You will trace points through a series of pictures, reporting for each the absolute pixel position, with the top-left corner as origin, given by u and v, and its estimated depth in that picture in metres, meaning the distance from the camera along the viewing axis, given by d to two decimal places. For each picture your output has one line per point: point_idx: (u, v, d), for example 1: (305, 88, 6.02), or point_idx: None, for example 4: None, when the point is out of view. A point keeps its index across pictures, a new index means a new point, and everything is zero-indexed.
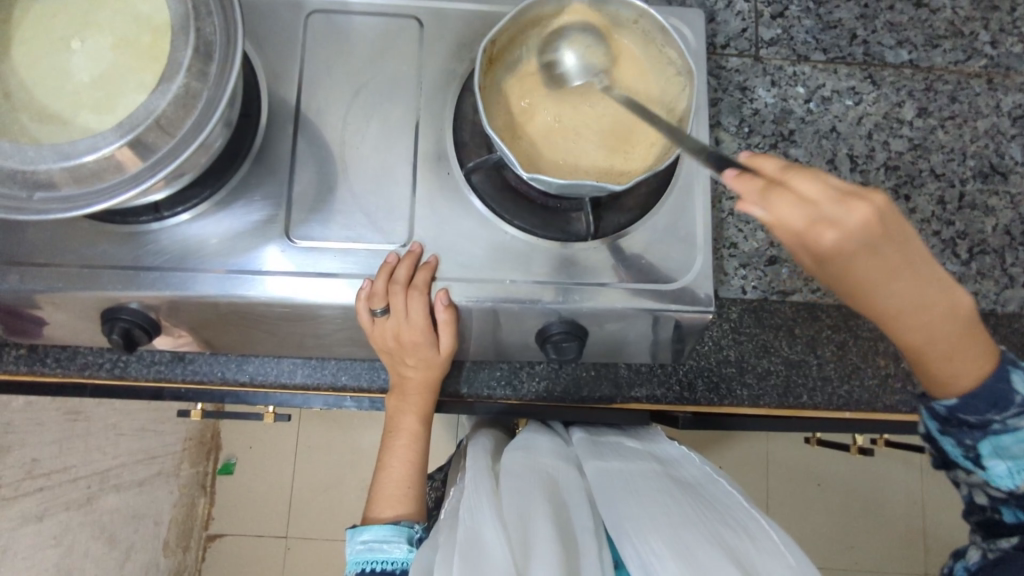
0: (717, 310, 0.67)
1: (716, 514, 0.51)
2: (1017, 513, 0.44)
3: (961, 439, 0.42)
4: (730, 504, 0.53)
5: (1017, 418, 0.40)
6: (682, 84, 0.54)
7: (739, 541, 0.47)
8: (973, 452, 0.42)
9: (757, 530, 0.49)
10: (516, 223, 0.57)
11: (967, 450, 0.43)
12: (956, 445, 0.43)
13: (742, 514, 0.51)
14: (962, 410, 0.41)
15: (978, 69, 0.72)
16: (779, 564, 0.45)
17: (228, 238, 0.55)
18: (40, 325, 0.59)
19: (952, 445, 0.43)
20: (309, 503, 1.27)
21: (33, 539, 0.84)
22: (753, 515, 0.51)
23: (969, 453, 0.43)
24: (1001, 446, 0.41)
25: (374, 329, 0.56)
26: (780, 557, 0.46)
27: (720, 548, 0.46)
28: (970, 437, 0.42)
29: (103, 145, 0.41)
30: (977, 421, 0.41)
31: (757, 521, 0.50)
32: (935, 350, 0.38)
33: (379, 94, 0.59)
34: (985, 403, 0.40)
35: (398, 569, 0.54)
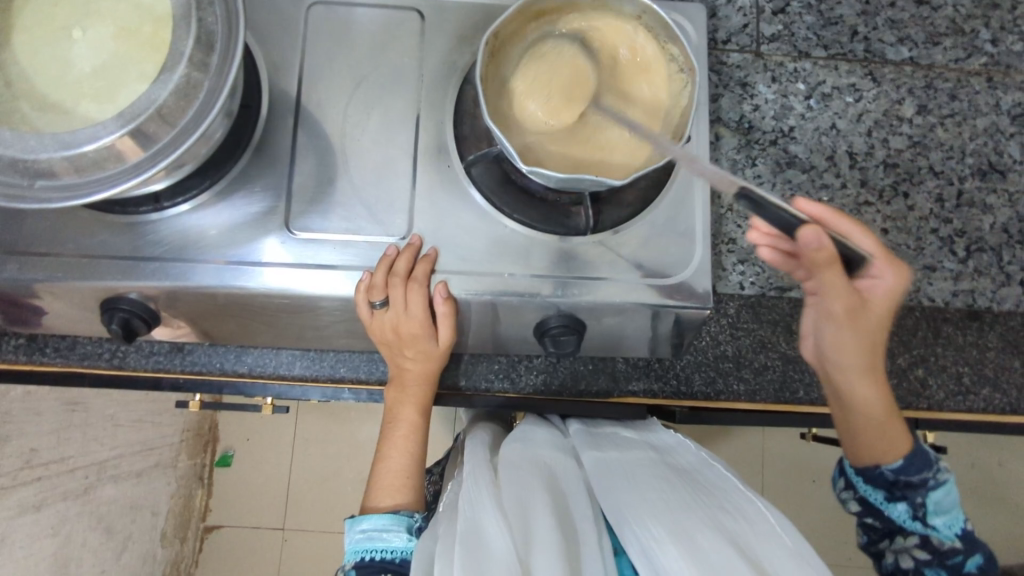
0: (715, 305, 0.67)
1: (712, 498, 0.51)
2: (939, 572, 0.54)
3: (912, 502, 0.54)
4: (726, 487, 0.53)
5: (943, 475, 0.54)
6: (683, 81, 0.54)
7: (735, 523, 0.48)
8: (920, 513, 0.54)
9: (753, 511, 0.50)
10: (515, 216, 0.57)
11: (915, 510, 0.54)
12: (907, 509, 0.55)
13: (737, 496, 0.52)
14: (906, 471, 0.54)
15: (978, 67, 0.72)
16: (776, 545, 0.46)
17: (229, 229, 0.55)
18: (39, 314, 0.59)
19: (904, 510, 0.55)
20: (306, 495, 1.27)
21: (31, 529, 0.84)
22: (747, 496, 0.52)
23: (916, 514, 0.54)
24: (937, 503, 0.54)
25: (373, 321, 0.57)
26: (776, 538, 0.47)
27: (718, 532, 0.46)
28: (918, 496, 0.54)
29: (103, 134, 0.41)
30: (919, 480, 0.54)
31: (754, 503, 0.51)
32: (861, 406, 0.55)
33: (380, 86, 0.59)
34: (920, 466, 0.54)
35: (398, 558, 0.54)
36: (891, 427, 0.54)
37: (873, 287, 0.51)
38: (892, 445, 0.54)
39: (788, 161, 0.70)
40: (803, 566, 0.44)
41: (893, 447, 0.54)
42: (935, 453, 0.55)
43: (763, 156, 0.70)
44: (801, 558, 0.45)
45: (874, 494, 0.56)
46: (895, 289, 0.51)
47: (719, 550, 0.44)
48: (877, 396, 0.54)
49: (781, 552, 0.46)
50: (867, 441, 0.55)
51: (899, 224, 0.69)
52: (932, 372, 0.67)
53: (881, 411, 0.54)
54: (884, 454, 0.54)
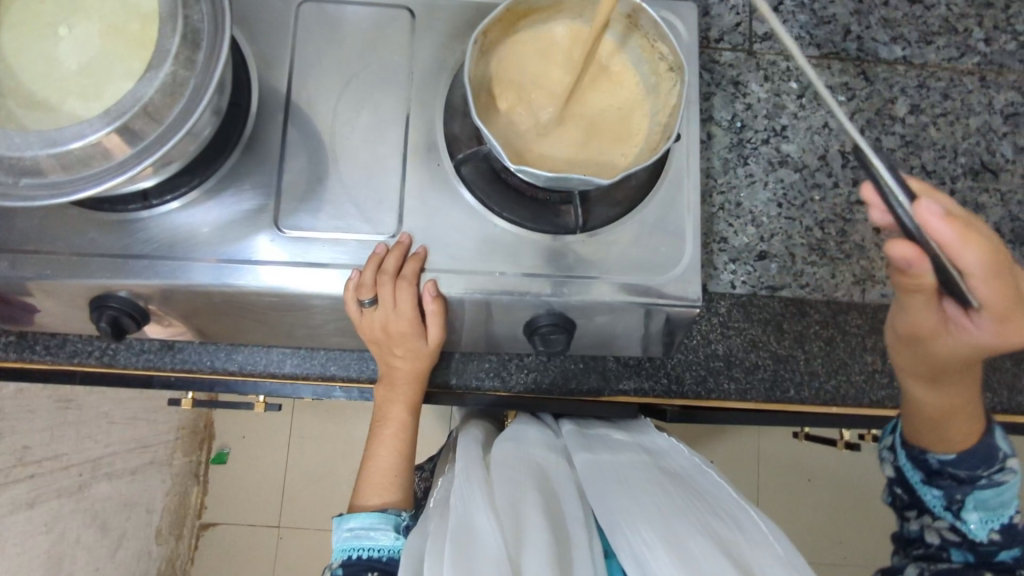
0: (705, 304, 0.67)
1: (705, 504, 0.51)
2: (965, 555, 0.52)
3: (950, 492, 0.53)
4: (719, 494, 0.53)
5: (1001, 476, 0.52)
6: (673, 79, 0.53)
7: (728, 531, 0.48)
8: (955, 505, 0.53)
9: (747, 521, 0.49)
10: (505, 215, 0.57)
11: (951, 501, 0.53)
12: (942, 496, 0.53)
13: (731, 504, 0.52)
14: (955, 464, 0.52)
15: (971, 67, 0.72)
16: (769, 554, 0.46)
17: (218, 226, 0.55)
18: (29, 312, 0.59)
19: (938, 496, 0.53)
20: (301, 492, 1.28)
21: (24, 526, 0.84)
22: (740, 504, 0.52)
23: (951, 505, 0.53)
24: (980, 501, 0.52)
25: (363, 319, 0.57)
26: (768, 546, 0.47)
27: (710, 539, 0.46)
28: (959, 490, 0.52)
29: (88, 132, 0.41)
30: (967, 475, 0.52)
31: (747, 511, 0.50)
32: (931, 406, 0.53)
33: (370, 84, 0.59)
34: (975, 463, 0.52)
35: (385, 556, 0.54)
36: (968, 422, 0.53)
37: (964, 322, 0.48)
38: (954, 442, 0.52)
39: (780, 160, 0.70)
40: None
41: (949, 443, 0.52)
42: (1004, 453, 0.52)
43: (755, 155, 0.70)
44: (793, 568, 0.45)
45: (912, 472, 0.55)
46: (982, 344, 0.48)
47: (711, 558, 0.44)
48: (959, 403, 0.52)
49: (774, 562, 0.46)
50: (931, 432, 0.53)
51: None
52: None
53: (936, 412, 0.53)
54: (937, 445, 0.53)
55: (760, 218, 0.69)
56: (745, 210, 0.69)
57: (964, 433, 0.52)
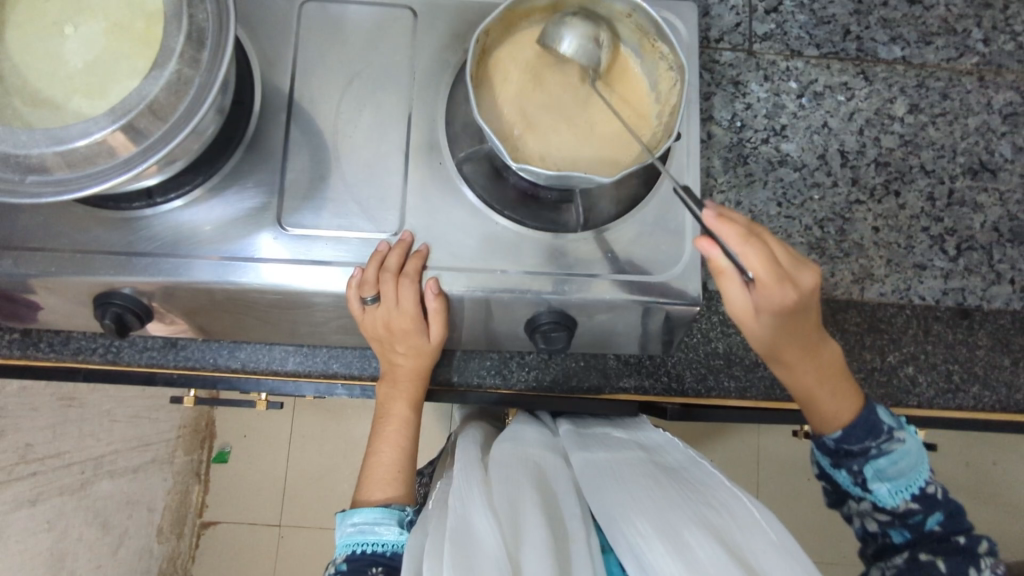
0: (706, 301, 0.69)
1: (698, 494, 0.52)
2: (903, 532, 0.53)
3: (851, 468, 0.53)
4: (712, 483, 0.54)
5: (888, 444, 0.52)
6: (673, 79, 0.54)
7: (722, 519, 0.49)
8: (860, 478, 0.53)
9: (740, 508, 0.50)
10: (506, 214, 0.57)
11: (856, 476, 0.53)
12: (848, 474, 0.53)
13: (723, 491, 0.52)
14: (847, 441, 0.53)
15: (970, 67, 0.72)
16: (764, 542, 0.47)
17: (222, 224, 0.56)
18: (34, 309, 0.59)
19: (845, 475, 0.54)
20: (302, 491, 1.28)
21: (27, 523, 0.85)
22: (733, 491, 0.52)
23: (858, 480, 0.53)
24: (879, 471, 0.52)
25: (365, 317, 0.57)
26: (762, 533, 0.48)
27: (704, 527, 0.47)
28: (856, 463, 0.53)
29: (95, 130, 0.42)
30: (858, 449, 0.52)
31: (740, 498, 0.51)
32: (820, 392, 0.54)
33: (373, 83, 0.59)
34: (861, 435, 0.52)
35: (389, 551, 0.55)
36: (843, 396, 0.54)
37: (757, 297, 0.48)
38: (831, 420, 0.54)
39: (780, 159, 0.70)
40: (789, 562, 0.45)
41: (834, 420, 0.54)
42: (887, 422, 0.53)
43: (755, 155, 0.70)
44: (787, 552, 0.46)
45: (821, 459, 0.55)
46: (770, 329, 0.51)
47: (704, 545, 0.45)
48: (812, 384, 0.54)
49: (768, 548, 0.46)
50: (813, 417, 0.55)
51: (890, 222, 0.69)
52: (922, 369, 0.67)
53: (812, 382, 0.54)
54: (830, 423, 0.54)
55: (760, 217, 0.69)
56: (745, 210, 0.69)
57: (828, 405, 0.54)
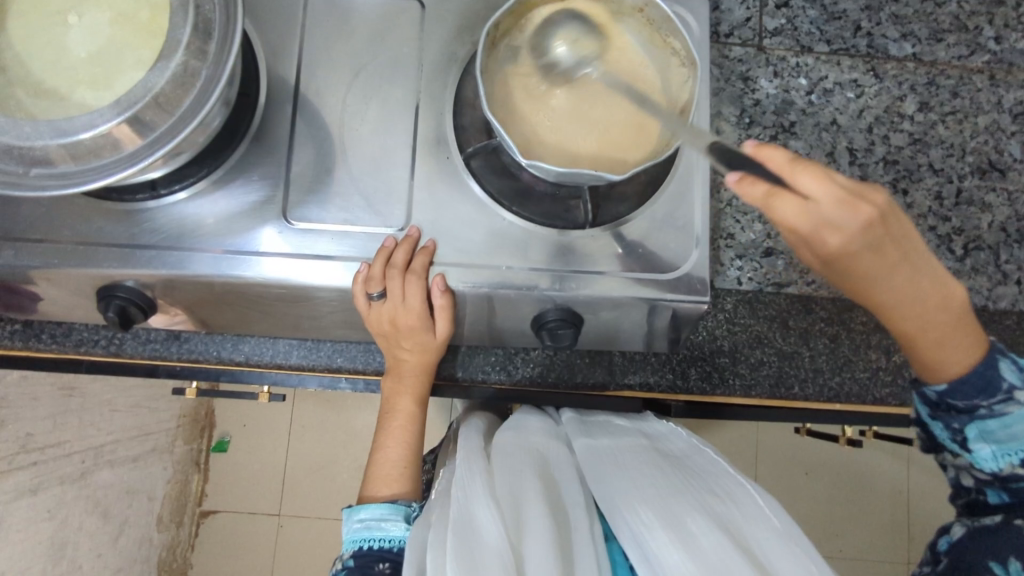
0: (712, 300, 0.68)
1: (701, 482, 0.52)
2: (1001, 495, 0.49)
3: (949, 423, 0.47)
4: (714, 471, 0.54)
5: (1003, 406, 0.45)
6: (685, 75, 0.54)
7: (725, 507, 0.49)
8: (960, 436, 0.47)
9: (744, 496, 0.50)
10: (513, 208, 0.56)
11: (955, 433, 0.48)
12: (945, 429, 0.48)
13: (726, 480, 0.52)
14: (951, 395, 0.46)
15: (980, 65, 0.72)
16: (767, 528, 0.47)
17: (226, 217, 0.55)
18: (34, 300, 0.59)
19: (942, 429, 0.48)
20: (301, 481, 1.28)
21: (28, 512, 0.84)
22: (736, 480, 0.52)
23: (957, 437, 0.48)
24: (985, 430, 0.46)
25: (370, 312, 0.57)
26: (766, 520, 0.48)
27: (707, 516, 0.47)
28: (957, 421, 0.47)
29: (100, 122, 0.41)
30: (964, 406, 0.46)
31: (745, 487, 0.51)
32: (927, 336, 0.43)
33: (379, 76, 0.59)
34: (973, 390, 0.45)
35: (396, 546, 0.54)
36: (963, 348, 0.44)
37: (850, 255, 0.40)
38: (941, 372, 0.45)
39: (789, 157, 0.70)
40: (793, 548, 0.45)
41: (935, 369, 0.45)
42: (1006, 379, 0.45)
43: None
44: (791, 539, 0.46)
45: (919, 408, 0.49)
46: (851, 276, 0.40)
47: (707, 533, 0.45)
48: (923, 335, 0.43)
49: (769, 535, 0.46)
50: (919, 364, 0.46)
51: None
52: None
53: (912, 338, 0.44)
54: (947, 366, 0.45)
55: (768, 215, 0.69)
56: (752, 207, 0.69)
57: (944, 355, 0.44)
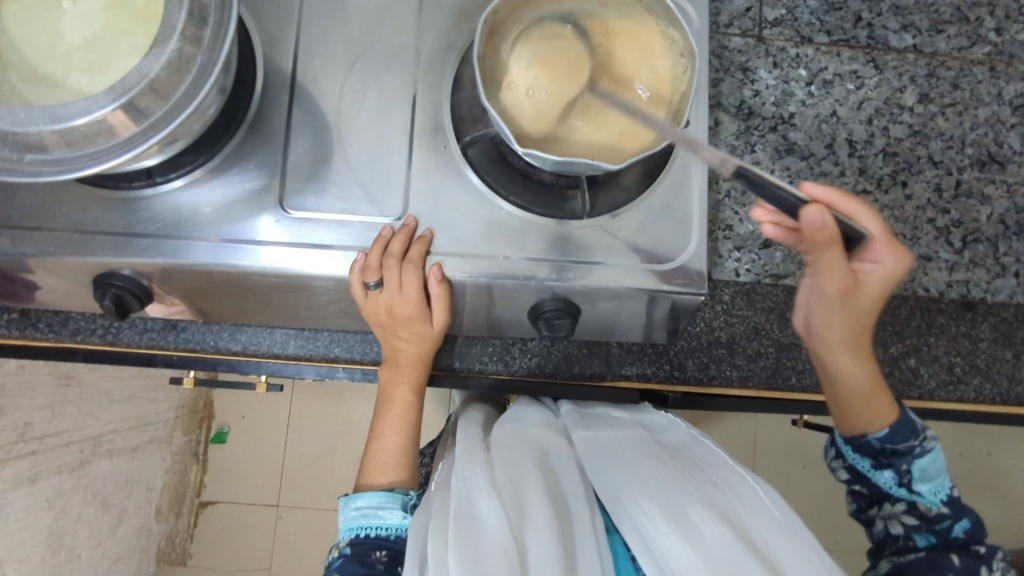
0: (709, 291, 0.68)
1: (702, 473, 0.52)
2: (927, 537, 0.54)
3: (898, 467, 0.54)
4: (715, 462, 0.54)
5: (931, 444, 0.54)
6: (684, 66, 0.54)
7: (726, 498, 0.49)
8: (906, 479, 0.54)
9: (744, 487, 0.50)
10: (511, 199, 0.56)
11: (900, 476, 0.54)
12: (893, 475, 0.54)
13: (726, 470, 0.52)
14: (892, 441, 0.54)
15: (981, 57, 0.71)
16: (767, 520, 0.47)
17: (222, 206, 0.55)
18: (31, 289, 0.59)
19: (889, 476, 0.54)
20: (300, 472, 1.28)
21: (26, 502, 0.84)
22: (737, 471, 0.53)
23: (903, 481, 0.54)
24: (924, 471, 0.53)
25: (367, 301, 0.57)
26: (766, 510, 0.48)
27: (709, 507, 0.47)
28: (903, 463, 0.54)
29: (94, 108, 0.40)
30: (904, 449, 0.54)
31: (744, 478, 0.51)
32: (858, 374, 0.55)
33: (377, 65, 0.58)
34: (906, 435, 0.54)
35: (394, 534, 0.55)
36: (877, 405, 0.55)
37: (871, 270, 0.51)
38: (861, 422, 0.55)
39: (787, 148, 0.69)
40: (794, 539, 0.45)
41: (877, 419, 0.55)
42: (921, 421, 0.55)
43: (762, 143, 0.69)
44: (791, 529, 0.46)
45: (861, 462, 0.56)
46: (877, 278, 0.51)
47: (709, 525, 0.45)
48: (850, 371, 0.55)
49: (770, 526, 0.47)
50: (851, 417, 0.55)
51: (896, 213, 0.69)
52: (924, 361, 0.67)
53: (865, 384, 0.55)
54: (870, 424, 0.55)
55: None
56: (751, 198, 0.69)
57: (881, 410, 0.55)
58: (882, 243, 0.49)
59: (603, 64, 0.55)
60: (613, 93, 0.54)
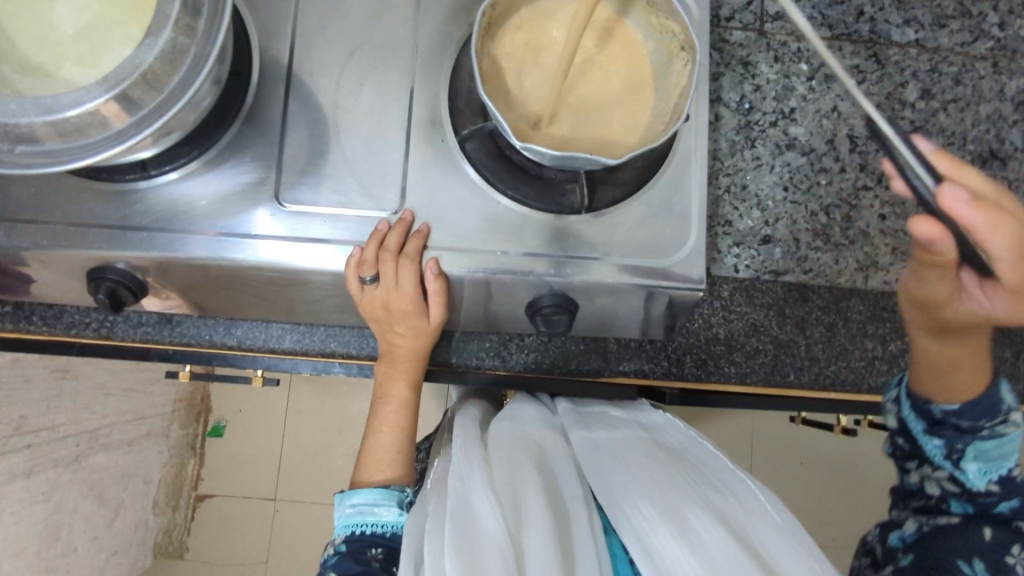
0: (708, 287, 0.67)
1: (701, 476, 0.51)
2: (965, 506, 0.54)
3: (952, 441, 0.53)
4: (714, 465, 0.54)
5: (1003, 427, 0.52)
6: (684, 59, 0.52)
7: (725, 501, 0.48)
8: (956, 454, 0.53)
9: (744, 490, 0.50)
10: (508, 193, 0.56)
11: (951, 451, 0.53)
12: (943, 446, 0.53)
13: (726, 474, 0.52)
14: (958, 415, 0.52)
15: (984, 52, 0.71)
16: (767, 524, 0.47)
17: (218, 199, 0.55)
18: (25, 282, 0.58)
19: (939, 446, 0.54)
20: (297, 466, 1.28)
21: (21, 495, 0.84)
22: (736, 474, 0.52)
23: (952, 455, 0.53)
24: (981, 451, 0.52)
25: (363, 295, 0.56)
26: (765, 515, 0.48)
27: (708, 511, 0.47)
28: (960, 440, 0.52)
29: (86, 99, 0.40)
30: (968, 426, 0.52)
31: (744, 481, 0.51)
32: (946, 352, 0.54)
33: (374, 57, 0.58)
34: (977, 413, 0.52)
35: (389, 532, 0.55)
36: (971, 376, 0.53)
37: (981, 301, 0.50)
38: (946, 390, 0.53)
39: (788, 143, 0.69)
40: (794, 544, 0.45)
41: (953, 393, 0.53)
42: (1005, 403, 0.52)
43: (762, 138, 0.69)
44: (790, 534, 0.46)
45: (914, 423, 0.55)
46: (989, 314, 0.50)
47: (708, 530, 0.45)
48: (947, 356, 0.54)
49: (770, 530, 0.47)
50: (936, 382, 0.54)
51: (896, 210, 0.68)
52: None
53: (947, 357, 0.54)
54: (948, 391, 0.53)
55: (766, 201, 0.68)
56: (751, 194, 0.68)
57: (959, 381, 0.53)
58: (1001, 287, 0.48)
59: (602, 61, 0.55)
60: (612, 90, 0.54)
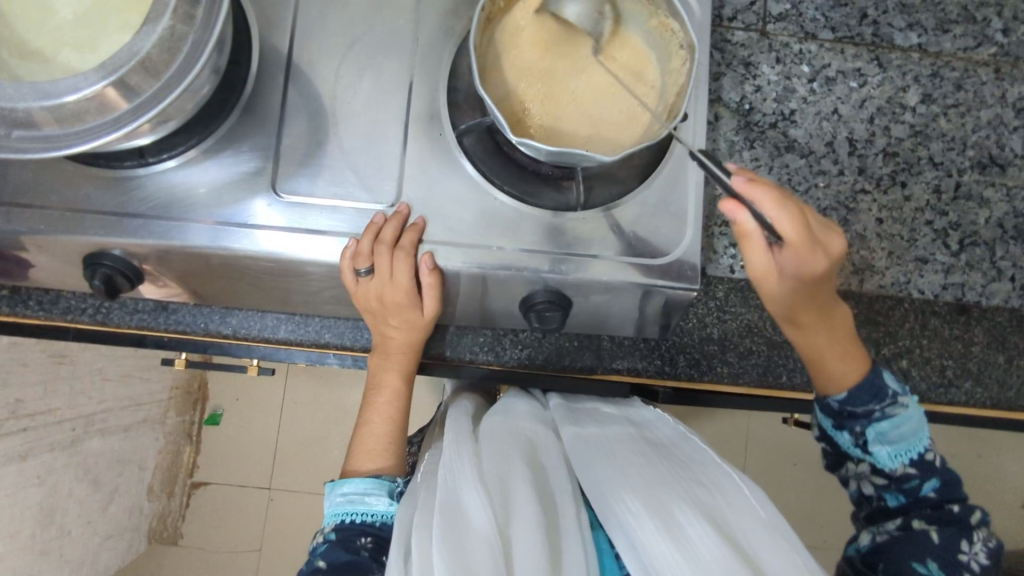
0: (703, 287, 0.68)
1: (689, 471, 0.51)
2: (898, 497, 0.53)
3: (852, 429, 0.53)
4: (702, 460, 0.54)
5: (892, 408, 0.52)
6: (683, 57, 0.52)
7: (711, 497, 0.49)
8: (861, 440, 0.53)
9: (730, 486, 0.50)
10: (506, 189, 0.56)
11: (857, 437, 0.53)
12: (849, 435, 0.54)
13: (713, 468, 0.52)
14: (851, 403, 0.53)
15: (986, 58, 0.71)
16: (752, 520, 0.47)
17: (215, 188, 0.55)
18: (23, 266, 0.59)
19: (846, 436, 0.54)
20: (293, 456, 1.29)
21: (17, 478, 0.84)
22: (722, 468, 0.52)
23: (858, 441, 0.54)
24: (880, 433, 0.52)
25: (358, 287, 0.56)
26: (751, 511, 0.48)
27: (695, 507, 0.47)
28: (858, 425, 0.53)
29: (83, 86, 0.40)
30: (862, 411, 0.53)
31: (730, 476, 0.51)
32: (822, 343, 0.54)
33: (374, 49, 0.58)
34: (866, 397, 0.53)
35: (378, 521, 0.55)
36: (849, 357, 0.54)
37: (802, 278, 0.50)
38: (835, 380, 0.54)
39: (787, 145, 0.69)
40: (778, 540, 0.45)
41: (839, 381, 0.54)
42: (891, 387, 0.53)
43: (762, 139, 0.69)
44: (774, 530, 0.46)
45: (824, 420, 0.56)
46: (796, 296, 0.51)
47: (694, 524, 0.45)
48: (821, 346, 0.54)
49: (755, 526, 0.47)
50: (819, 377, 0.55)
51: (894, 214, 0.68)
52: (916, 363, 0.66)
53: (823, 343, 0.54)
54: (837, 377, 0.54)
55: None
56: None
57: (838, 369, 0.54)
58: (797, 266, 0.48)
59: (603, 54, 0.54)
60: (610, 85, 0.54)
